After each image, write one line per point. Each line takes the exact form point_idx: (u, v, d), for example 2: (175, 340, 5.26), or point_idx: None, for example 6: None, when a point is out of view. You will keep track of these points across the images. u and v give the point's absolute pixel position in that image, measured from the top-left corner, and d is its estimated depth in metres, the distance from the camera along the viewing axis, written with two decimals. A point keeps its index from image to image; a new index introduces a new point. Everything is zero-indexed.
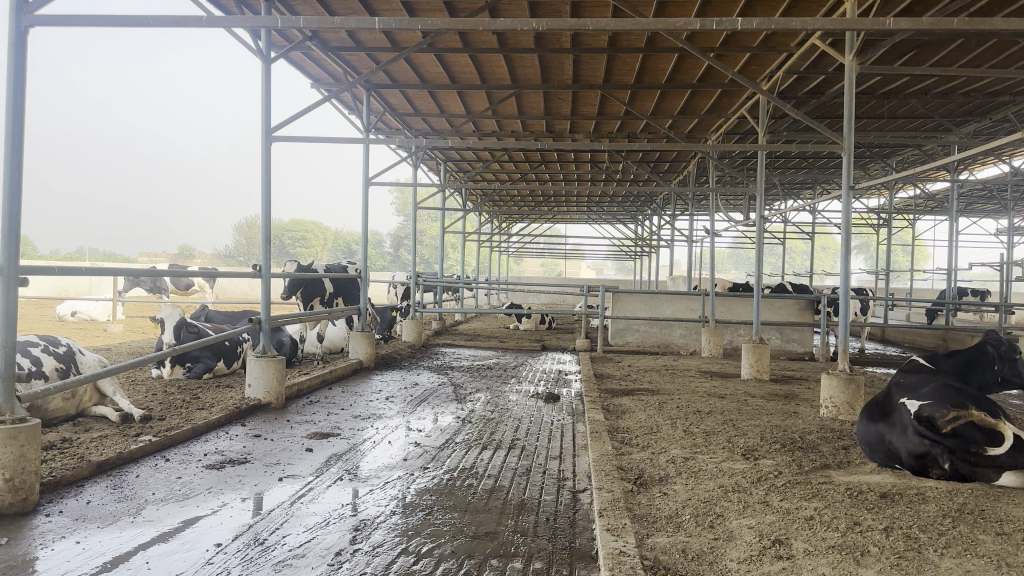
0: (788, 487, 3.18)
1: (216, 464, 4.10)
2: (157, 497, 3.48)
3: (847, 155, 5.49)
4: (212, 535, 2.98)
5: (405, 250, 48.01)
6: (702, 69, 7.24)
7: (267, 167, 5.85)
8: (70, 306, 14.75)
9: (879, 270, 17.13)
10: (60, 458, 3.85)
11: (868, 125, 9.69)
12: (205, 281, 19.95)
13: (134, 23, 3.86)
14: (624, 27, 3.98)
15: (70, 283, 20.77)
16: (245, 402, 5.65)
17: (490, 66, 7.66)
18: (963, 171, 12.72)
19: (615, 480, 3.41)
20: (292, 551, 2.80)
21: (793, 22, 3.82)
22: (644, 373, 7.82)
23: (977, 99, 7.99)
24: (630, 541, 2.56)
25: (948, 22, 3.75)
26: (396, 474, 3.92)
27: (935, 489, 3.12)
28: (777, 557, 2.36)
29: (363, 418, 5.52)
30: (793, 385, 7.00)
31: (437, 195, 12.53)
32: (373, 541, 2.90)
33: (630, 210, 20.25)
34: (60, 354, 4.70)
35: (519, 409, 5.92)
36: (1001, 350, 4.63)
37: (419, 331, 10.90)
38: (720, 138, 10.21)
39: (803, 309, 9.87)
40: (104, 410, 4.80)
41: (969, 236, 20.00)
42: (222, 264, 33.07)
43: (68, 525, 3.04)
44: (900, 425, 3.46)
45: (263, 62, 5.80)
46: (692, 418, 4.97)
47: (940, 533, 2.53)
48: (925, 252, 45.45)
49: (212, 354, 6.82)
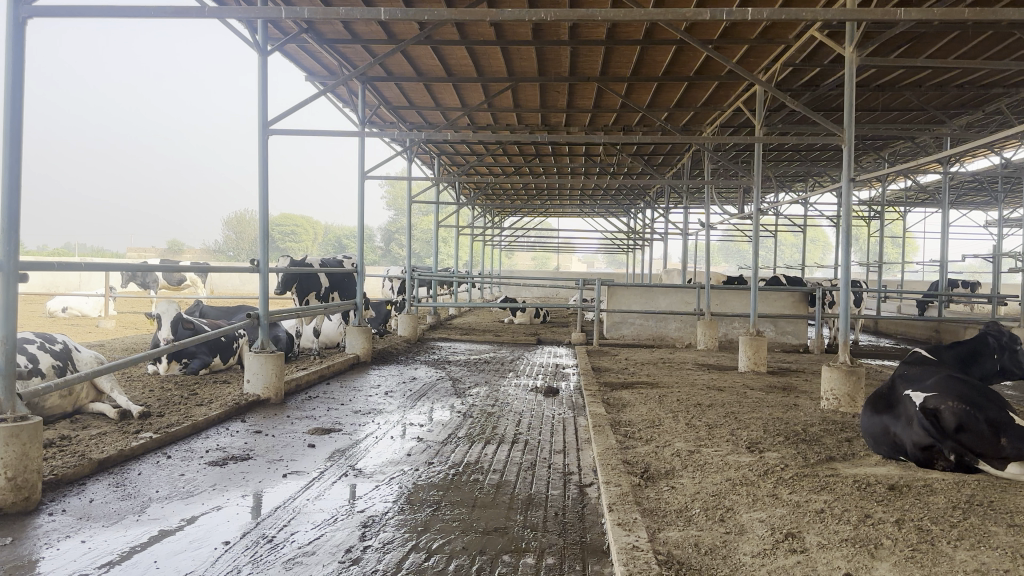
0: (796, 480, 3.19)
1: (218, 461, 4.06)
2: (161, 495, 3.45)
3: (847, 147, 5.49)
4: (220, 533, 2.95)
5: (396, 244, 47.76)
6: (700, 61, 7.23)
7: (264, 161, 5.78)
8: (60, 301, 14.66)
9: (871, 261, 16.81)
10: (61, 456, 3.81)
11: (862, 117, 9.74)
12: (197, 277, 19.84)
13: (132, 13, 3.80)
14: (632, 18, 3.97)
15: (60, 280, 20.55)
16: (244, 398, 5.61)
17: (486, 58, 7.62)
18: (954, 163, 12.80)
19: (622, 473, 3.41)
20: (302, 549, 2.78)
21: (803, 13, 3.82)
22: (641, 366, 7.85)
23: (971, 91, 8.06)
24: (642, 536, 2.57)
25: (958, 13, 3.77)
26: (401, 470, 3.91)
27: (942, 481, 3.15)
28: (791, 551, 2.38)
29: (363, 413, 5.49)
30: (791, 377, 7.05)
31: (431, 189, 12.46)
32: (383, 538, 2.88)
33: (623, 204, 20.28)
34: (57, 352, 4.64)
35: (519, 403, 5.92)
36: (1003, 341, 4.62)
37: (415, 325, 10.88)
38: (715, 131, 10.21)
39: (798, 302, 9.92)
40: (102, 407, 4.75)
41: (959, 228, 20.22)
42: (210, 259, 32.80)
43: (72, 524, 3.01)
44: (905, 417, 3.49)
45: (260, 55, 5.74)
46: (693, 411, 4.99)
47: (951, 525, 2.56)
48: (914, 244, 45.85)
49: (209, 350, 6.76)
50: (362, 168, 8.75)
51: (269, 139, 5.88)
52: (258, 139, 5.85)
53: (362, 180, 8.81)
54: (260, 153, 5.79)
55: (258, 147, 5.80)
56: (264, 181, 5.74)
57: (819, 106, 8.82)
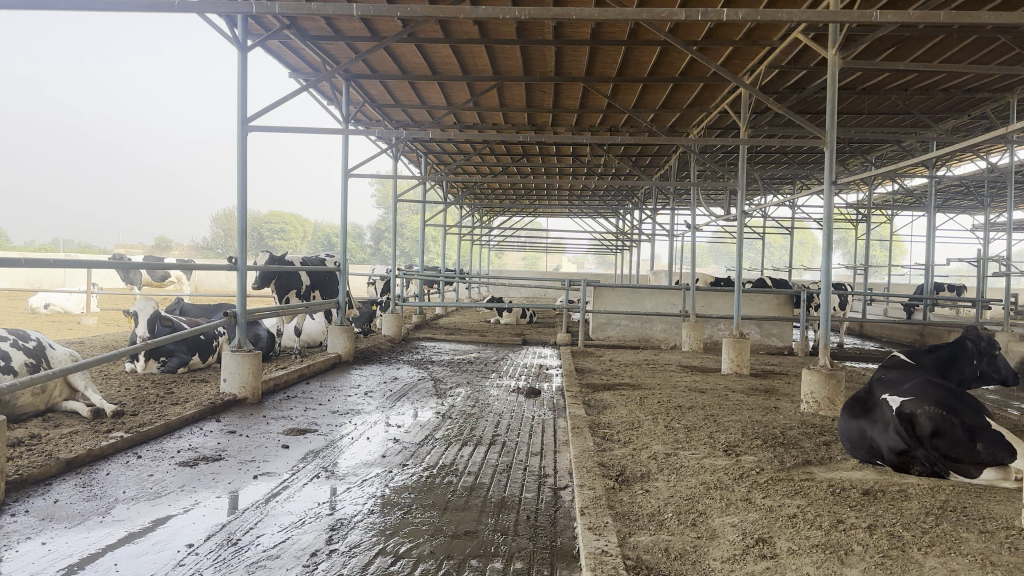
0: (772, 484, 3.16)
1: (189, 462, 3.98)
2: (128, 495, 3.36)
3: (830, 148, 5.46)
4: (185, 535, 2.88)
5: (386, 242, 47.58)
6: (686, 63, 7.22)
7: (242, 159, 5.68)
8: (42, 297, 14.46)
9: (858, 265, 16.55)
10: (28, 455, 3.71)
11: (849, 120, 9.76)
12: (181, 273, 19.61)
13: (102, 6, 3.71)
14: (612, 18, 3.90)
15: (43, 275, 20.26)
16: (221, 397, 5.52)
17: (471, 57, 7.55)
18: (941, 166, 12.84)
19: (597, 476, 3.36)
20: (266, 552, 2.71)
21: (781, 14, 3.79)
22: (625, 368, 7.81)
23: (956, 95, 8.11)
24: (612, 540, 2.52)
25: (937, 15, 3.75)
26: (375, 471, 3.84)
27: (917, 486, 3.12)
28: (761, 557, 2.34)
29: (342, 414, 5.42)
30: (773, 379, 7.03)
31: (418, 187, 12.35)
32: (350, 541, 2.82)
33: (612, 205, 20.23)
34: (30, 349, 4.53)
35: (500, 405, 5.86)
36: (982, 345, 4.62)
37: (399, 325, 10.79)
38: (701, 132, 10.19)
39: (782, 304, 9.99)
40: (75, 406, 4.65)
41: (945, 232, 20.32)
42: (192, 254, 32.62)
43: (34, 526, 2.92)
44: (882, 421, 3.46)
45: (240, 50, 5.64)
46: (673, 414, 4.94)
47: (923, 531, 2.53)
48: (901, 246, 46.37)
49: (187, 348, 6.66)
50: (346, 166, 8.66)
51: (247, 136, 5.79)
52: (236, 135, 5.75)
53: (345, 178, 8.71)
54: (238, 150, 5.69)
55: (236, 144, 5.71)
56: (242, 180, 5.65)
57: (805, 108, 8.82)
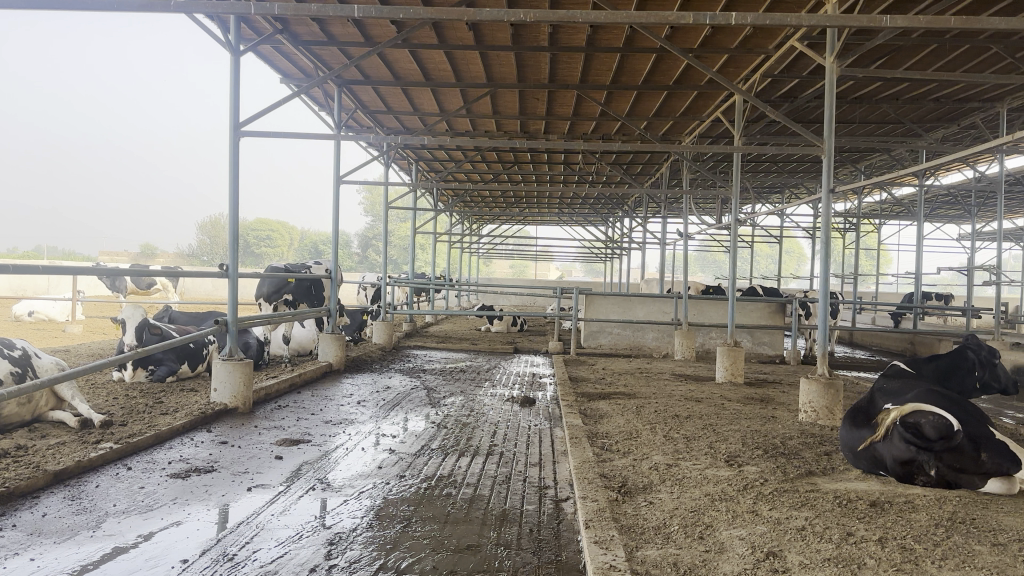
0: (777, 495, 3.13)
1: (181, 473, 3.88)
2: (118, 508, 3.26)
3: (827, 158, 5.44)
4: (178, 550, 2.79)
5: (375, 250, 47.56)
6: (680, 71, 7.24)
7: (233, 166, 5.59)
8: (27, 305, 14.14)
9: (847, 274, 16.55)
10: (14, 467, 3.59)
11: (841, 130, 9.82)
12: (168, 280, 19.36)
13: (95, 6, 3.64)
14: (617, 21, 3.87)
15: (27, 282, 20.08)
16: (211, 407, 5.41)
17: (464, 62, 7.53)
18: (931, 176, 12.95)
19: (599, 488, 3.31)
20: (264, 568, 2.63)
21: (784, 21, 3.77)
22: (620, 376, 7.76)
23: (947, 104, 8.23)
24: (620, 555, 2.46)
25: (944, 21, 3.72)
26: (372, 483, 3.76)
27: (923, 498, 3.10)
28: (771, 571, 2.30)
29: (335, 423, 5.33)
30: (768, 388, 7.01)
31: (409, 194, 12.20)
32: (350, 556, 2.75)
33: (602, 213, 20.28)
34: (15, 358, 4.39)
35: (495, 414, 5.81)
36: (982, 356, 4.74)
37: (390, 333, 10.70)
38: (693, 141, 10.22)
39: (773, 313, 10.04)
40: (63, 416, 4.52)
41: (933, 241, 20.51)
42: (177, 262, 32.33)
43: (21, 541, 2.82)
44: (887, 433, 3.40)
45: (232, 55, 5.57)
46: (671, 423, 4.91)
47: (935, 543, 2.51)
48: (889, 257, 46.92)
49: (176, 356, 6.53)
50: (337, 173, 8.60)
51: (239, 141, 5.70)
52: (228, 140, 5.67)
53: (337, 186, 8.63)
54: (229, 156, 5.60)
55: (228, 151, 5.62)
56: (234, 186, 5.56)
57: (797, 117, 8.87)
